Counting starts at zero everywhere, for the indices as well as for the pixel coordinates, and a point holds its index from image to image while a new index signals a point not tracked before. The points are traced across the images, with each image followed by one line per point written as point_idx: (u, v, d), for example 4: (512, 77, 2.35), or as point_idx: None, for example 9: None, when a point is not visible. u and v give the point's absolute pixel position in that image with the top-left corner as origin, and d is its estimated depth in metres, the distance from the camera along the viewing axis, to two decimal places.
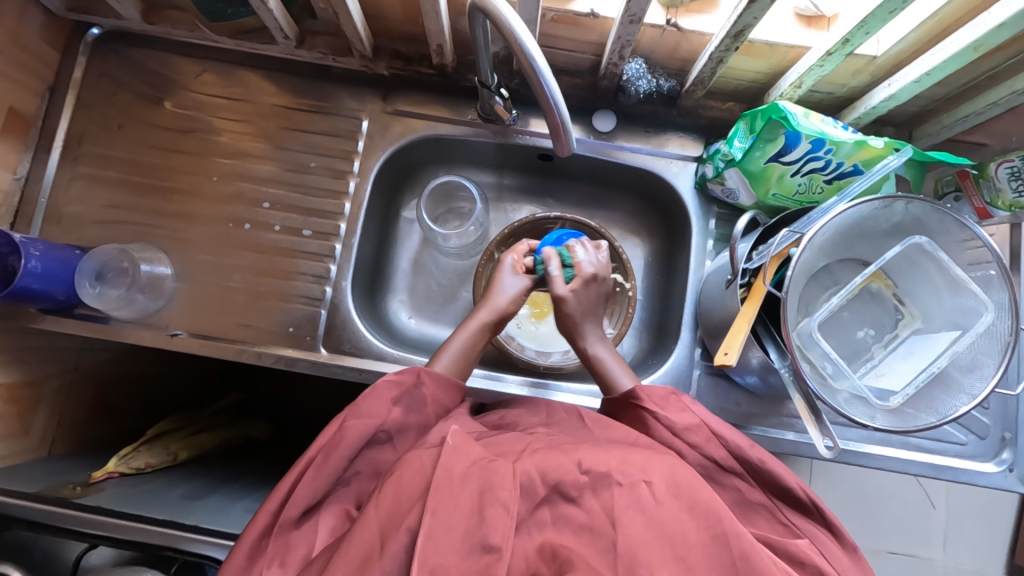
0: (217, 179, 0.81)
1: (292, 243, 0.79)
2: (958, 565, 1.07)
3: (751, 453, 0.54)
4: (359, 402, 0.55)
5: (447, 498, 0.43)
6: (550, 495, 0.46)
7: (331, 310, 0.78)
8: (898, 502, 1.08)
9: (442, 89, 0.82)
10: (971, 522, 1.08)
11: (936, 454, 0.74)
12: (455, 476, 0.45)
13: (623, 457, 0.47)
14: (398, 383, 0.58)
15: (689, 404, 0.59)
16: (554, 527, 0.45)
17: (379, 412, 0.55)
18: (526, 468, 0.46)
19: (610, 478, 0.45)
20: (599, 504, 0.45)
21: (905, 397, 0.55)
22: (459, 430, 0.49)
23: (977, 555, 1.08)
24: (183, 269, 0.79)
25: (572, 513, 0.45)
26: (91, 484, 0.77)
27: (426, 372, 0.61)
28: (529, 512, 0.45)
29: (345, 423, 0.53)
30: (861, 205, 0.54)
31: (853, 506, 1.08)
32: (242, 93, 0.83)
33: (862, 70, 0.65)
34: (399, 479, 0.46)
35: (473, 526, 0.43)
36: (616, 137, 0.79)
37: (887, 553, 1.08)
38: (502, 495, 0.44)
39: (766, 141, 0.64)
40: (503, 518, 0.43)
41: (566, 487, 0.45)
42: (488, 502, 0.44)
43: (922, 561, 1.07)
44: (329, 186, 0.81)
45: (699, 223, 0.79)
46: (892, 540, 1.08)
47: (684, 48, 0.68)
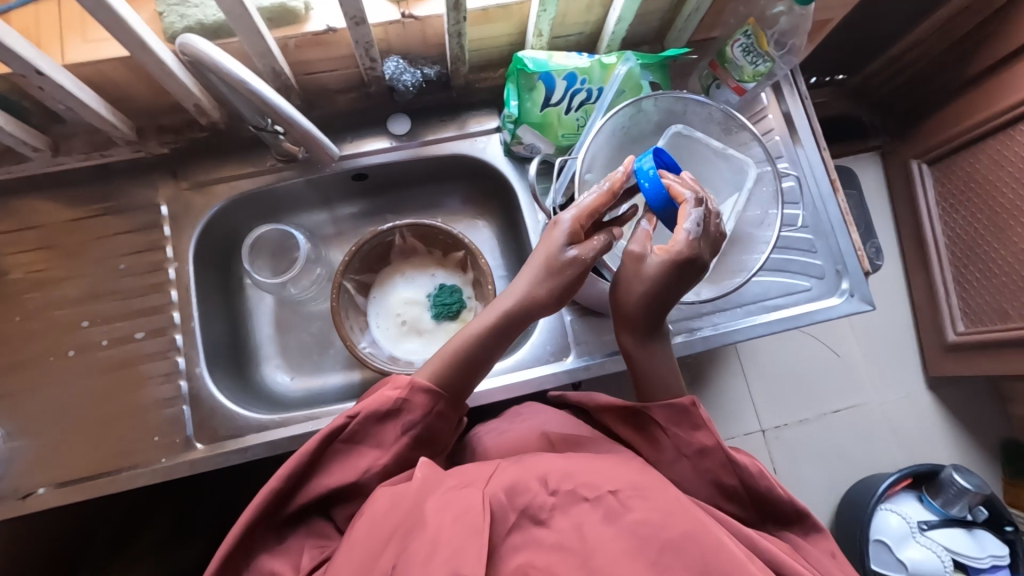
0: (22, 318, 0.75)
1: (128, 352, 0.74)
2: (890, 399, 1.13)
3: (760, 480, 0.54)
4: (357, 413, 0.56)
5: (424, 546, 0.43)
6: (520, 520, 0.47)
7: (194, 402, 0.74)
8: (822, 366, 1.14)
9: (226, 145, 0.81)
10: (885, 355, 1.15)
11: (793, 306, 0.81)
12: (428, 513, 0.45)
13: (590, 466, 0.51)
14: (389, 401, 0.57)
15: (707, 420, 0.57)
16: (527, 549, 0.46)
17: (380, 441, 0.56)
18: (494, 491, 0.48)
19: (577, 494, 0.48)
20: (568, 522, 0.47)
21: (710, 264, 0.60)
22: (430, 463, 0.52)
23: (903, 382, 1.14)
24: (14, 424, 0.72)
25: (542, 535, 0.46)
26: None
27: (424, 385, 0.58)
28: (501, 538, 0.46)
29: (337, 443, 0.56)
30: (616, 114, 0.60)
31: (784, 384, 1.12)
32: (20, 222, 0.77)
33: (591, 3, 0.71)
34: (366, 513, 0.48)
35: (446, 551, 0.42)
36: (416, 135, 0.81)
37: (833, 414, 1.12)
38: (474, 521, 0.43)
39: (530, 91, 0.68)
40: (477, 541, 0.42)
41: (536, 510, 0.48)
42: (461, 529, 0.43)
43: (862, 407, 1.12)
44: (149, 281, 0.77)
45: (521, 184, 0.83)
46: (830, 401, 1.12)
47: (432, 33, 0.71)
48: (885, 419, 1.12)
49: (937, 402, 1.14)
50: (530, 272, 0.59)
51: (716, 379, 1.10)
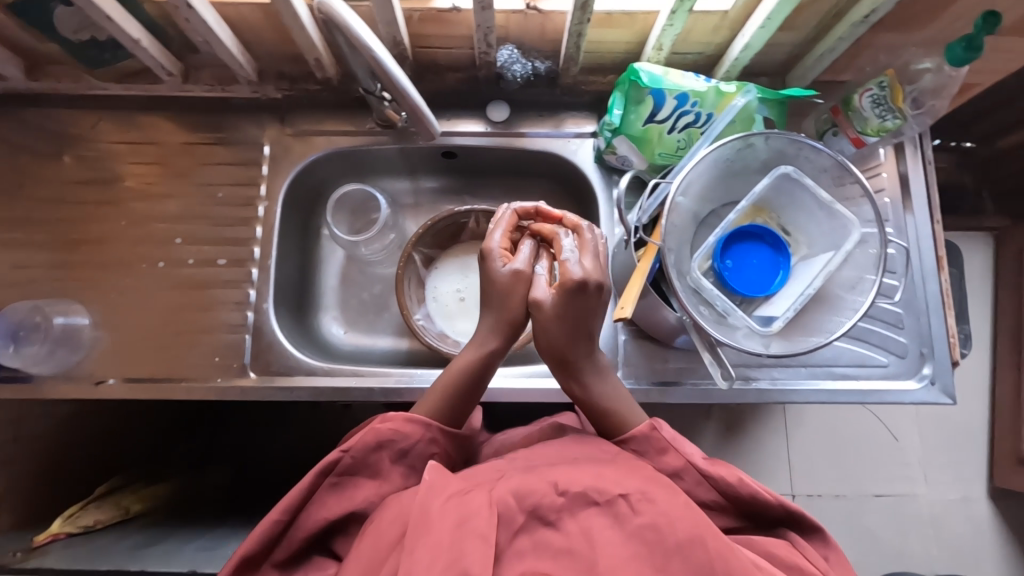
0: (126, 223, 0.82)
1: (208, 274, 0.80)
2: (942, 497, 1.06)
3: (740, 489, 0.53)
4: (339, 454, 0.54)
5: (426, 543, 0.42)
6: (528, 522, 0.46)
7: (255, 334, 0.78)
8: (876, 445, 1.07)
9: (335, 103, 0.84)
10: (943, 450, 1.08)
11: (863, 380, 0.76)
12: (432, 513, 0.44)
13: (597, 474, 0.49)
14: (375, 434, 0.55)
15: (671, 442, 0.55)
16: (533, 554, 0.45)
17: (368, 473, 0.55)
18: (501, 495, 0.46)
19: (587, 497, 0.46)
20: (578, 526, 0.45)
21: (785, 320, 0.57)
22: (436, 466, 0.50)
23: (958, 483, 1.07)
24: (100, 316, 0.79)
25: (550, 537, 0.45)
26: (34, 549, 0.76)
27: (414, 420, 0.57)
28: (508, 541, 0.45)
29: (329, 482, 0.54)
30: (722, 146, 0.57)
31: (828, 455, 1.06)
32: (141, 136, 0.83)
33: (719, 25, 0.69)
34: (376, 523, 0.50)
35: (450, 561, 0.41)
36: (512, 125, 0.82)
37: (873, 497, 1.06)
38: (478, 525, 0.43)
39: (636, 104, 0.67)
40: (481, 549, 0.42)
41: (545, 511, 0.46)
42: (466, 535, 0.43)
43: (906, 499, 1.06)
44: (240, 213, 0.82)
45: (605, 194, 0.82)
46: (875, 483, 1.06)
47: (551, 28, 0.71)
48: (929, 516, 1.06)
49: (992, 513, 1.07)
50: (496, 331, 0.60)
51: (758, 430, 1.05)
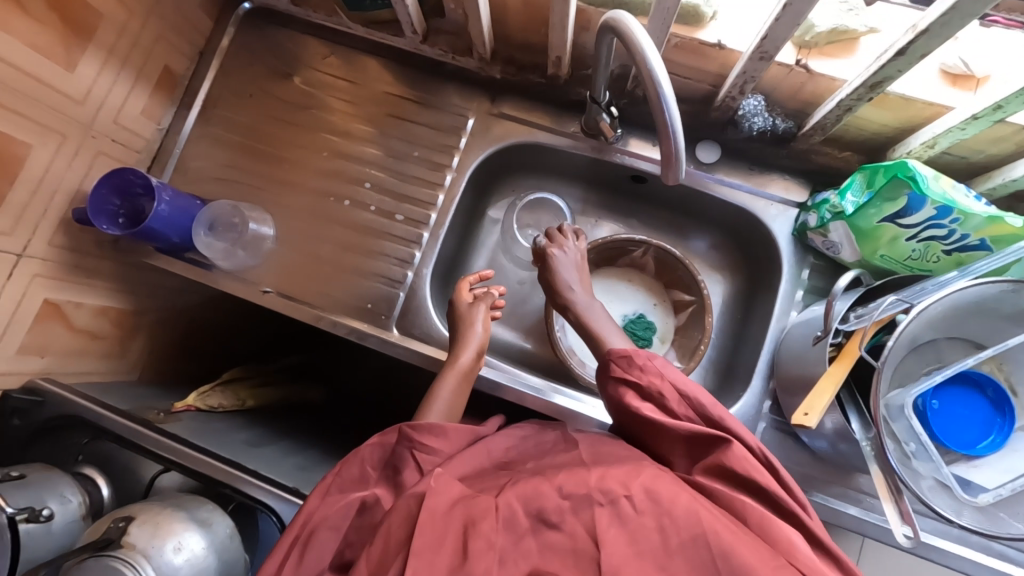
0: (326, 155, 0.87)
1: (383, 225, 0.84)
2: None
3: (713, 412, 0.56)
4: (343, 469, 0.60)
5: (432, 539, 0.46)
6: (534, 525, 0.47)
7: (408, 294, 0.82)
8: None
9: (549, 98, 0.84)
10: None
11: (1022, 567, 0.66)
12: (437, 514, 0.48)
13: (602, 475, 0.49)
14: (380, 446, 0.61)
15: (650, 365, 0.61)
16: (540, 554, 0.46)
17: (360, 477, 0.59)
18: (508, 501, 0.48)
19: (591, 499, 0.47)
20: (580, 527, 0.47)
21: (996, 496, 0.51)
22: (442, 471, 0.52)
23: None
24: (283, 233, 0.85)
25: (555, 540, 0.47)
26: (171, 413, 0.84)
27: (407, 427, 0.60)
28: (514, 543, 0.46)
29: (327, 493, 0.58)
30: (985, 284, 0.51)
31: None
32: (362, 78, 0.88)
33: (1006, 138, 0.61)
34: (386, 527, 0.49)
35: (457, 563, 0.45)
36: (715, 170, 0.78)
37: None
38: (484, 529, 0.47)
39: (884, 199, 0.60)
40: (486, 551, 0.45)
41: (548, 514, 0.47)
42: (472, 536, 0.46)
43: None
44: (427, 176, 0.84)
45: (790, 271, 0.76)
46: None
47: (809, 90, 0.66)
48: None
49: None
50: (472, 348, 0.74)
51: None
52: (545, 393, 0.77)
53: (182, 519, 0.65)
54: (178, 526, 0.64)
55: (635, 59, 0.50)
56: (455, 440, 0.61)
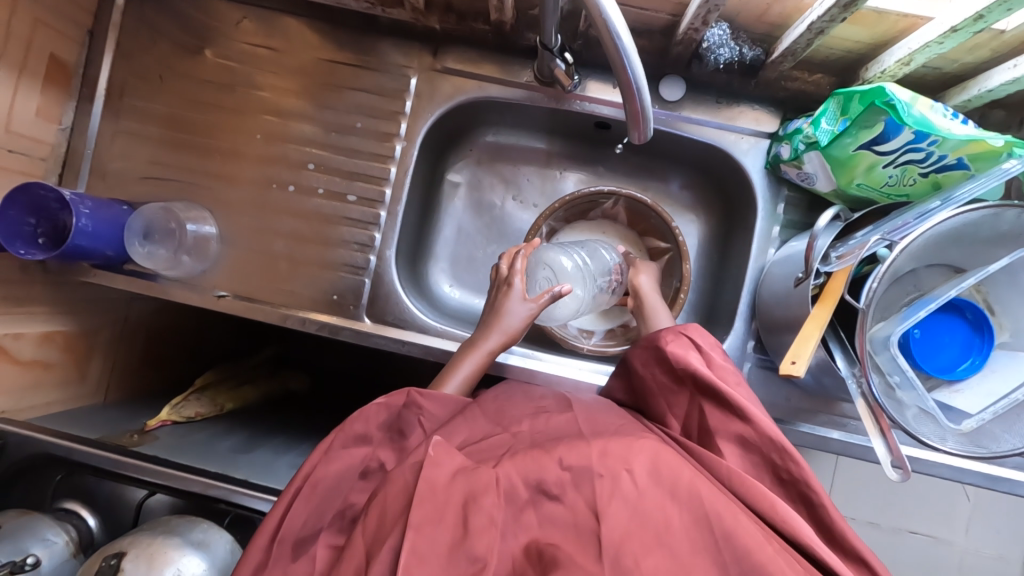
0: (260, 137, 0.78)
1: (335, 208, 0.77)
2: (980, 550, 1.07)
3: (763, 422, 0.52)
4: (346, 426, 0.55)
5: (431, 514, 0.44)
6: (534, 497, 0.47)
7: (374, 280, 0.77)
8: (927, 489, 1.08)
9: (497, 46, 0.76)
10: (997, 513, 1.07)
11: (993, 464, 0.70)
12: (438, 487, 0.45)
13: (603, 449, 0.48)
14: (386, 407, 0.57)
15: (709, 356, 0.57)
16: (539, 527, 0.46)
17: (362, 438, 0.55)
18: (508, 473, 0.47)
19: (591, 472, 0.47)
20: (581, 499, 0.46)
21: (980, 421, 0.52)
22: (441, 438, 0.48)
23: (1003, 542, 1.07)
24: (228, 230, 0.78)
25: (556, 512, 0.46)
26: (146, 433, 0.80)
27: (417, 392, 0.58)
28: (514, 517, 0.46)
29: (330, 450, 0.54)
30: (967, 212, 0.49)
31: (876, 487, 1.08)
32: (284, 43, 0.78)
33: (982, 45, 0.57)
34: (381, 499, 0.46)
35: (458, 539, 0.44)
36: (681, 108, 0.73)
37: (908, 534, 1.08)
38: (486, 503, 0.45)
39: (861, 127, 0.57)
40: (488, 528, 0.44)
41: (549, 486, 0.47)
42: (473, 510, 0.45)
43: (943, 543, 1.08)
44: (375, 149, 0.77)
45: (766, 207, 0.74)
46: (913, 520, 1.08)
47: (777, 11, 0.61)
48: (959, 565, 1.08)
49: None
50: (498, 332, 0.68)
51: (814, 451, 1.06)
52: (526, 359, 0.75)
53: (177, 544, 0.63)
54: (172, 554, 0.63)
55: None
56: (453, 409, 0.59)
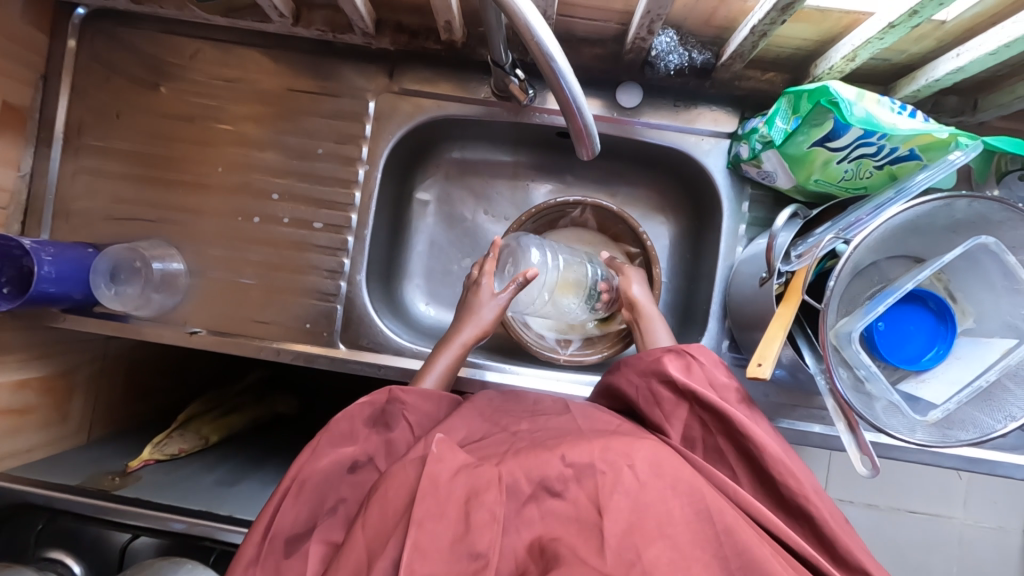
0: (223, 169, 0.78)
1: (303, 236, 0.77)
2: (978, 525, 1.08)
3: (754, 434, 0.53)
4: (332, 426, 0.55)
5: (433, 508, 0.44)
6: (536, 492, 0.47)
7: (347, 304, 0.77)
8: (920, 467, 1.08)
9: (453, 63, 0.76)
10: (991, 487, 1.08)
11: (974, 446, 0.70)
12: (441, 482, 0.46)
13: (605, 446, 0.49)
14: (370, 404, 0.58)
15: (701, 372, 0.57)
16: (543, 521, 0.46)
17: (351, 434, 0.56)
18: (512, 470, 0.48)
19: (593, 468, 0.47)
20: (583, 493, 0.47)
21: (945, 411, 0.52)
22: (444, 437, 0.50)
23: (998, 514, 1.08)
24: (196, 264, 0.78)
25: (558, 506, 0.47)
26: (129, 473, 0.80)
27: (399, 388, 0.59)
28: (517, 510, 0.47)
29: (318, 448, 0.54)
30: (917, 205, 0.50)
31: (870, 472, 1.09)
32: (240, 74, 0.78)
33: (926, 35, 0.58)
34: (384, 493, 0.47)
35: (460, 532, 0.44)
36: (642, 113, 0.73)
37: (905, 513, 1.08)
38: (488, 499, 0.46)
39: (811, 125, 0.57)
40: (488, 524, 0.45)
41: (551, 481, 0.47)
42: (475, 506, 0.45)
43: (940, 521, 1.08)
44: (338, 174, 0.77)
45: (731, 206, 0.74)
46: (909, 501, 1.08)
47: (722, 15, 0.62)
48: (958, 541, 1.08)
49: None
50: (475, 324, 0.69)
51: None
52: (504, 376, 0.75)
53: None
54: None
55: (511, 20, 0.40)
56: (438, 405, 0.61)
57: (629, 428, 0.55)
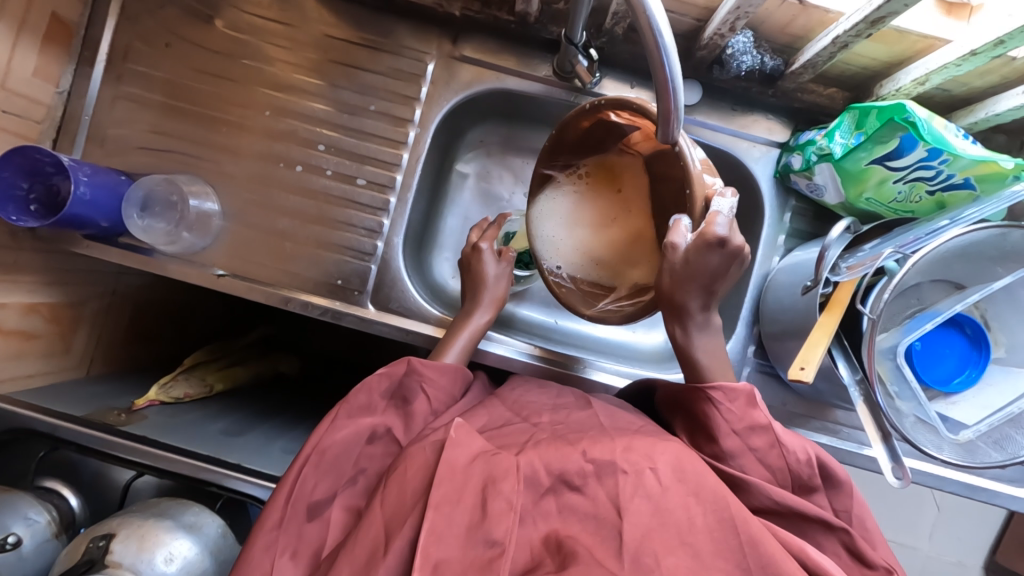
0: (269, 114, 0.76)
1: (345, 191, 0.76)
2: (942, 557, 1.11)
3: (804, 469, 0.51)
4: (349, 398, 0.53)
5: (449, 493, 0.44)
6: (555, 485, 0.46)
7: (381, 266, 0.76)
8: (896, 496, 1.12)
9: (518, 38, 0.76)
10: (960, 520, 1.12)
11: (975, 475, 0.72)
12: (457, 468, 0.46)
13: (627, 445, 0.48)
14: (389, 375, 0.56)
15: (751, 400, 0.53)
16: (560, 517, 0.45)
17: (369, 409, 0.54)
18: (530, 460, 0.47)
19: (615, 466, 0.46)
20: (603, 492, 0.45)
21: (977, 432, 0.55)
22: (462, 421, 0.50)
23: (961, 549, 1.12)
24: (231, 206, 0.76)
25: (576, 501, 0.45)
26: (134, 412, 0.77)
27: (418, 360, 0.57)
28: (534, 503, 0.45)
29: (336, 422, 0.52)
30: (976, 231, 0.51)
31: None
32: (298, 19, 0.76)
33: (994, 71, 0.59)
34: (401, 474, 0.47)
35: (476, 521, 0.44)
36: (697, 112, 0.74)
37: None
38: (505, 488, 0.45)
39: (876, 142, 0.59)
40: (505, 512, 0.44)
41: (570, 476, 0.46)
42: (491, 495, 0.45)
43: (907, 549, 1.12)
44: (387, 133, 0.76)
45: (773, 215, 0.75)
46: (882, 526, 1.12)
47: (801, 24, 0.62)
48: (921, 570, 1.12)
49: None
50: (487, 307, 0.70)
51: None
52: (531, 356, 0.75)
53: (168, 527, 0.62)
54: (164, 537, 0.61)
55: None
56: (453, 379, 0.60)
57: (652, 430, 0.54)
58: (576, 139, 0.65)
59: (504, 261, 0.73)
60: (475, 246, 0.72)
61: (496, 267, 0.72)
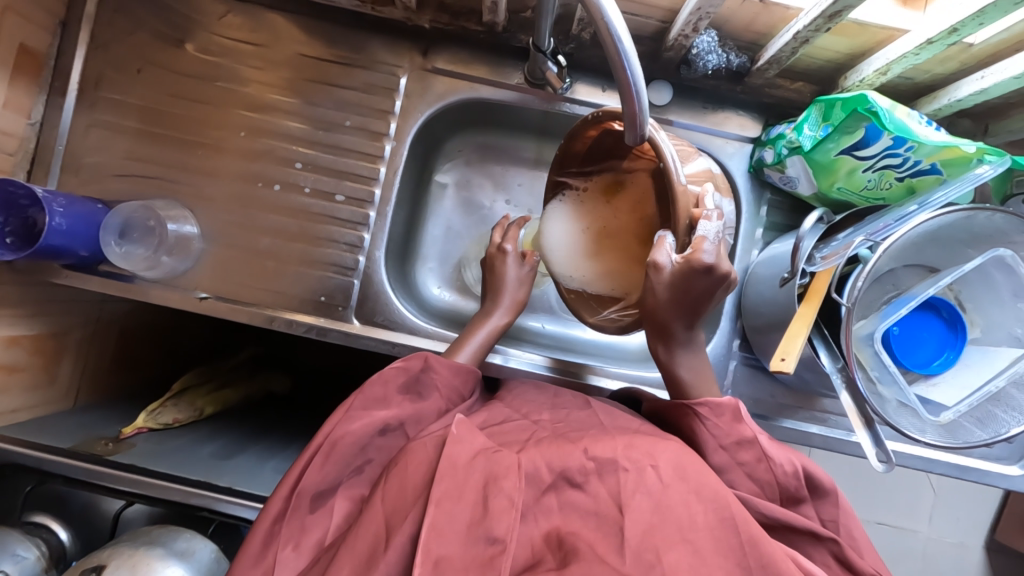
0: (244, 134, 0.76)
1: (324, 208, 0.76)
2: (941, 539, 1.12)
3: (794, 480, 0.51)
4: (365, 388, 0.54)
5: (451, 488, 0.45)
6: (557, 482, 0.46)
7: (364, 281, 0.76)
8: (891, 481, 1.12)
9: (489, 47, 0.77)
10: (957, 501, 1.13)
11: (963, 456, 0.73)
12: (460, 464, 0.46)
13: (628, 443, 0.48)
14: (404, 370, 0.56)
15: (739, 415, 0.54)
16: (561, 513, 0.44)
17: (382, 399, 0.54)
18: (532, 459, 0.47)
19: (616, 464, 0.46)
20: (605, 489, 0.45)
21: (956, 412, 0.56)
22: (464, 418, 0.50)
23: (960, 530, 1.13)
24: (210, 228, 0.76)
25: (577, 498, 0.45)
26: (122, 440, 0.76)
27: (434, 357, 0.59)
28: (535, 499, 0.45)
29: (351, 412, 0.52)
30: (943, 215, 0.52)
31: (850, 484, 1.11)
32: (268, 39, 0.76)
33: (953, 57, 0.60)
34: (401, 470, 0.47)
35: (478, 517, 0.44)
36: (669, 112, 0.75)
37: (874, 524, 1.12)
38: (507, 484, 0.45)
39: (842, 133, 0.60)
40: (507, 509, 0.43)
41: (572, 473, 0.46)
42: (494, 491, 0.45)
43: (906, 534, 1.12)
44: (364, 147, 0.76)
45: (750, 209, 0.76)
46: (880, 511, 1.12)
47: (764, 21, 0.63)
48: (922, 553, 1.12)
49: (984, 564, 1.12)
50: (506, 309, 0.71)
51: None
52: (524, 363, 0.76)
53: (160, 556, 0.61)
54: (156, 566, 0.60)
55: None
56: (463, 379, 0.60)
57: (649, 429, 0.54)
58: (586, 149, 0.65)
59: (527, 264, 0.73)
60: (499, 248, 0.73)
61: (518, 271, 0.73)
